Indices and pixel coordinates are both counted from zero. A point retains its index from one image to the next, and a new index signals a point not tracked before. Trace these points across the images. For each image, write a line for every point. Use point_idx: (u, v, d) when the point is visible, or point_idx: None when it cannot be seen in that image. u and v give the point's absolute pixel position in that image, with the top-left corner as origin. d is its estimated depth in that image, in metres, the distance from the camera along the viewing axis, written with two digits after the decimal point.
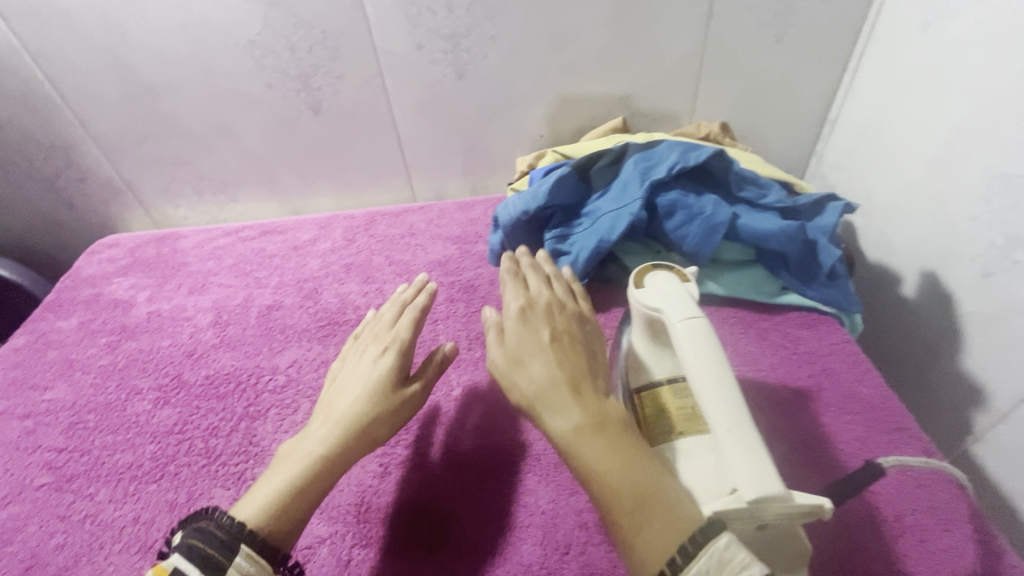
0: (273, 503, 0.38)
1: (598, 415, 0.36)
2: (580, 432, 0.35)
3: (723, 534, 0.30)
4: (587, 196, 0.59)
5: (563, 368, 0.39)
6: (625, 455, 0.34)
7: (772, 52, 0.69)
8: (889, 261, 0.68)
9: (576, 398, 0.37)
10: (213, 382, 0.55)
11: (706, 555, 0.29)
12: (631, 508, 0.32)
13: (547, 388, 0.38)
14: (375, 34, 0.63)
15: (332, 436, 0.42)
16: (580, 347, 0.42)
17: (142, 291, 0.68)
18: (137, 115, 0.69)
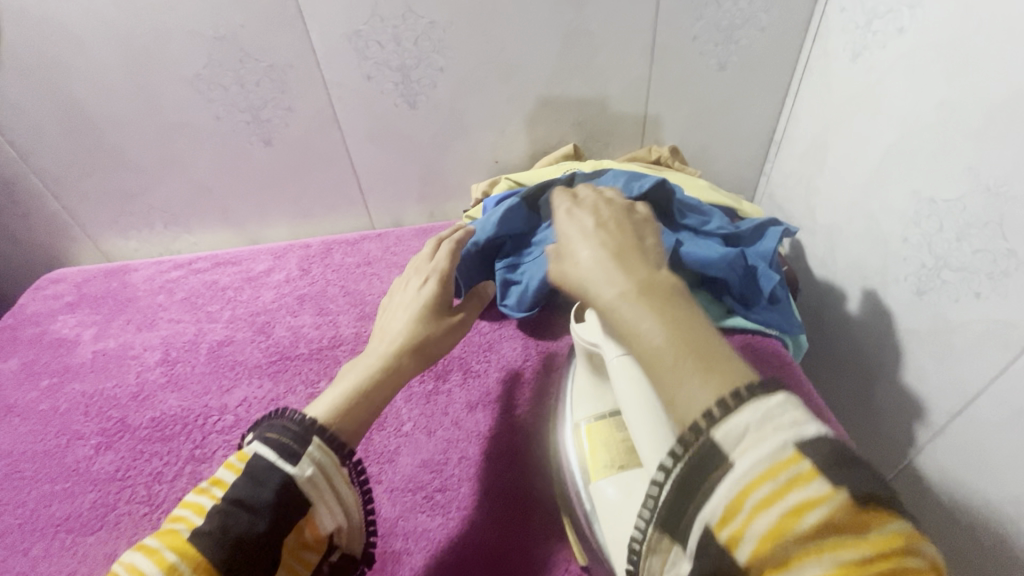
0: (342, 403, 0.40)
1: (644, 279, 0.33)
2: (624, 298, 0.32)
3: (776, 392, 0.27)
4: (537, 225, 0.60)
5: (610, 250, 0.36)
6: (677, 320, 0.30)
7: (716, 79, 0.71)
8: (833, 279, 0.71)
9: (624, 269, 0.34)
10: (159, 424, 0.54)
11: (751, 408, 0.27)
12: (669, 361, 0.29)
13: (592, 272, 0.35)
14: (323, 66, 0.64)
15: (393, 349, 0.45)
16: (627, 233, 0.37)
17: (87, 328, 0.66)
18: (80, 150, 0.68)
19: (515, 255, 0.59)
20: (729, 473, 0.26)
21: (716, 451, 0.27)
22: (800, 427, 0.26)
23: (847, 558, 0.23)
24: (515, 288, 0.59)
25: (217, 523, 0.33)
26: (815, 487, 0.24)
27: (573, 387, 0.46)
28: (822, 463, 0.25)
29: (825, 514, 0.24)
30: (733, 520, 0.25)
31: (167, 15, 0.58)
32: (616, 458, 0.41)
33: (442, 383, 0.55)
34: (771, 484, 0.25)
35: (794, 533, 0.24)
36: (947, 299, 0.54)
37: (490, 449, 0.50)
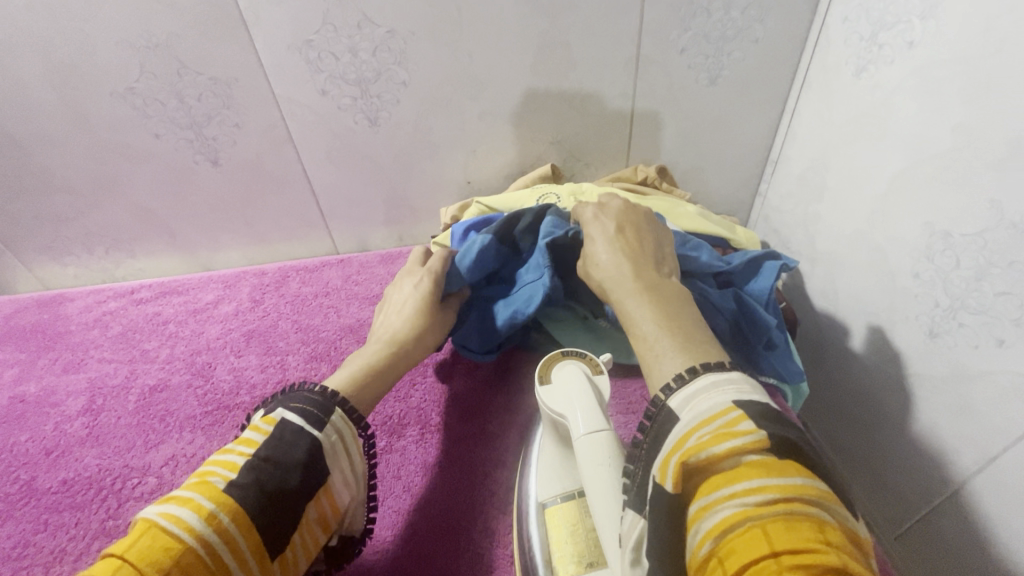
0: (359, 376, 0.42)
1: (652, 284, 0.40)
2: (632, 295, 0.40)
3: (733, 371, 0.32)
4: (512, 264, 0.53)
5: (626, 252, 0.43)
6: (671, 317, 0.37)
7: (706, 96, 0.65)
8: (835, 312, 0.65)
9: (636, 269, 0.42)
10: (70, 488, 0.47)
11: (702, 379, 0.32)
12: (659, 341, 0.36)
13: (605, 266, 0.43)
14: (273, 80, 0.58)
15: (395, 346, 0.46)
16: (640, 234, 0.45)
17: (8, 369, 0.59)
18: (6, 172, 0.62)
19: (485, 298, 0.53)
20: (674, 426, 0.30)
21: (670, 409, 0.31)
22: (742, 393, 0.30)
23: (759, 495, 0.24)
24: (479, 334, 0.52)
25: (252, 478, 0.33)
26: (742, 425, 0.28)
27: (538, 457, 0.40)
28: (751, 413, 0.28)
29: (742, 448, 0.27)
30: (668, 459, 0.29)
31: (89, 22, 0.52)
32: (583, 552, 0.34)
33: (396, 440, 0.49)
34: (705, 426, 0.29)
35: (709, 455, 0.27)
36: (964, 344, 0.48)
37: (441, 525, 0.43)
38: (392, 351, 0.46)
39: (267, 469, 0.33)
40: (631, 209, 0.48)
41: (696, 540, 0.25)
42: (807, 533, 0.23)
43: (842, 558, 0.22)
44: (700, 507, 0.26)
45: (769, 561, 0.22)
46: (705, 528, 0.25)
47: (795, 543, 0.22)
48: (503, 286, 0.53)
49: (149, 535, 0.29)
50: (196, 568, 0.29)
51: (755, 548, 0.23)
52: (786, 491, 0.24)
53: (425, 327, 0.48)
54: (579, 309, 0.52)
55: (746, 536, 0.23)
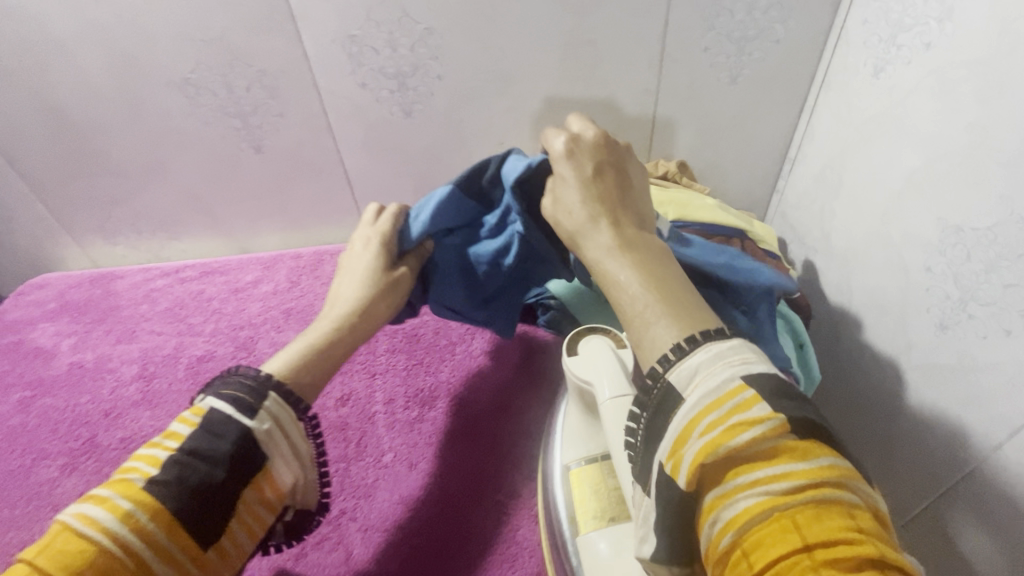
0: (295, 363, 0.41)
1: (630, 245, 0.39)
2: (612, 257, 0.38)
3: (732, 338, 0.33)
4: (476, 211, 0.50)
5: (604, 210, 0.41)
6: (648, 279, 0.37)
7: (727, 93, 0.67)
8: (848, 306, 0.67)
9: (610, 222, 0.40)
10: (129, 445, 0.51)
11: (702, 350, 0.33)
12: (647, 309, 0.36)
13: (576, 217, 0.41)
14: (316, 72, 0.61)
15: (349, 317, 0.46)
16: (612, 178, 0.43)
17: (66, 338, 0.64)
18: (66, 155, 0.66)
19: (452, 249, 0.51)
20: (679, 405, 0.32)
21: (671, 386, 0.32)
22: (750, 366, 0.31)
23: (781, 484, 0.27)
24: (462, 299, 0.52)
25: (173, 473, 0.33)
26: (755, 410, 0.29)
27: (563, 424, 0.43)
28: (763, 393, 0.30)
29: (761, 437, 0.29)
30: (678, 448, 0.30)
31: (151, 16, 0.56)
32: (605, 509, 0.37)
33: (427, 411, 0.52)
34: (717, 412, 0.30)
35: (728, 446, 0.29)
36: (973, 335, 0.50)
37: (473, 489, 0.46)
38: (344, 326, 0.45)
39: (188, 465, 0.34)
40: (607, 147, 0.44)
41: (716, 529, 0.28)
42: (832, 519, 0.26)
43: (862, 537, 0.26)
44: (719, 497, 0.29)
45: (801, 553, 0.25)
46: (727, 519, 0.28)
47: (823, 535, 0.25)
48: (469, 236, 0.50)
49: (65, 536, 0.31)
50: (111, 567, 0.30)
51: (786, 541, 0.26)
52: (808, 476, 0.27)
53: (384, 287, 0.48)
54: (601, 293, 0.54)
55: (775, 528, 0.26)
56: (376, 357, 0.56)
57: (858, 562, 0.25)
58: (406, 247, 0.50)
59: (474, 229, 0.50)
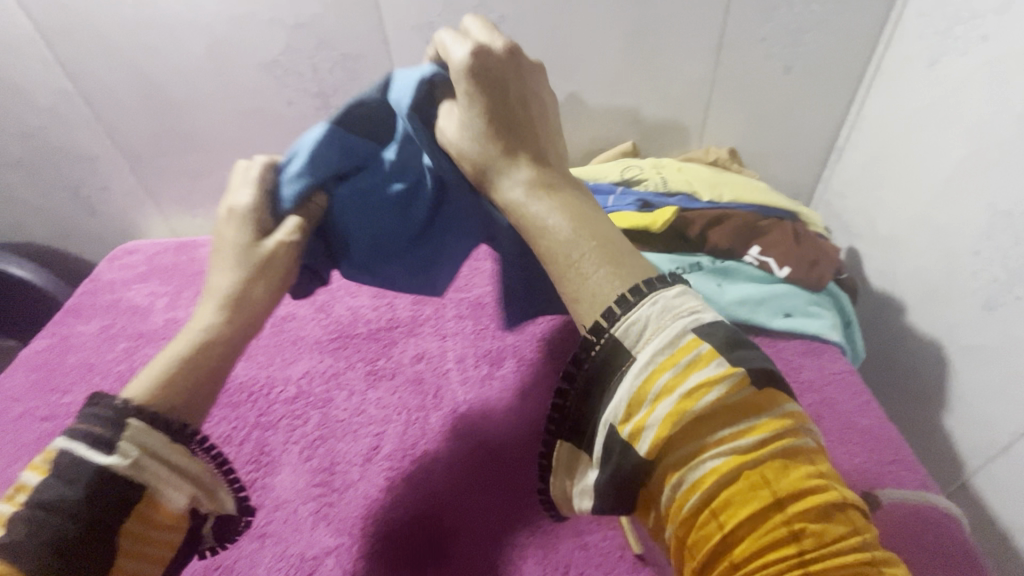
0: (160, 378, 0.35)
1: (549, 185, 0.37)
2: (532, 201, 0.36)
3: (676, 287, 0.33)
4: (369, 149, 0.43)
5: (525, 153, 0.37)
6: (564, 223, 0.35)
7: (780, 83, 0.70)
8: (892, 290, 0.69)
9: (527, 160, 0.37)
10: (226, 390, 0.56)
11: (650, 303, 0.32)
12: (574, 250, 0.34)
13: (485, 153, 0.37)
14: (394, 57, 0.66)
15: (238, 290, 0.40)
16: (521, 102, 0.37)
17: (159, 298, 0.69)
18: (160, 130, 0.72)
19: (353, 194, 0.44)
20: (629, 365, 0.31)
21: (615, 340, 0.32)
22: (700, 316, 0.32)
23: (745, 442, 0.29)
24: (364, 250, 0.47)
25: (22, 531, 0.29)
26: (715, 370, 0.30)
27: None
28: (715, 347, 0.31)
29: (724, 396, 0.30)
30: (637, 414, 0.31)
31: (252, 2, 0.61)
32: None
33: (496, 369, 0.55)
34: (677, 372, 0.30)
35: (694, 410, 0.29)
36: (1019, 315, 0.52)
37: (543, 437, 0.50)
38: (237, 305, 0.40)
39: (40, 520, 0.30)
40: (516, 65, 0.37)
41: (682, 490, 0.29)
42: (791, 468, 0.29)
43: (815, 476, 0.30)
44: (682, 461, 0.30)
45: (767, 503, 0.28)
46: (694, 481, 0.29)
47: (788, 487, 0.28)
48: (365, 180, 0.44)
49: None
50: None
51: (755, 496, 0.28)
52: (769, 429, 0.30)
53: (269, 253, 0.41)
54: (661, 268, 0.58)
55: (744, 486, 0.29)
56: (445, 321, 0.60)
57: (819, 506, 0.28)
58: (288, 208, 0.43)
59: (374, 171, 0.44)
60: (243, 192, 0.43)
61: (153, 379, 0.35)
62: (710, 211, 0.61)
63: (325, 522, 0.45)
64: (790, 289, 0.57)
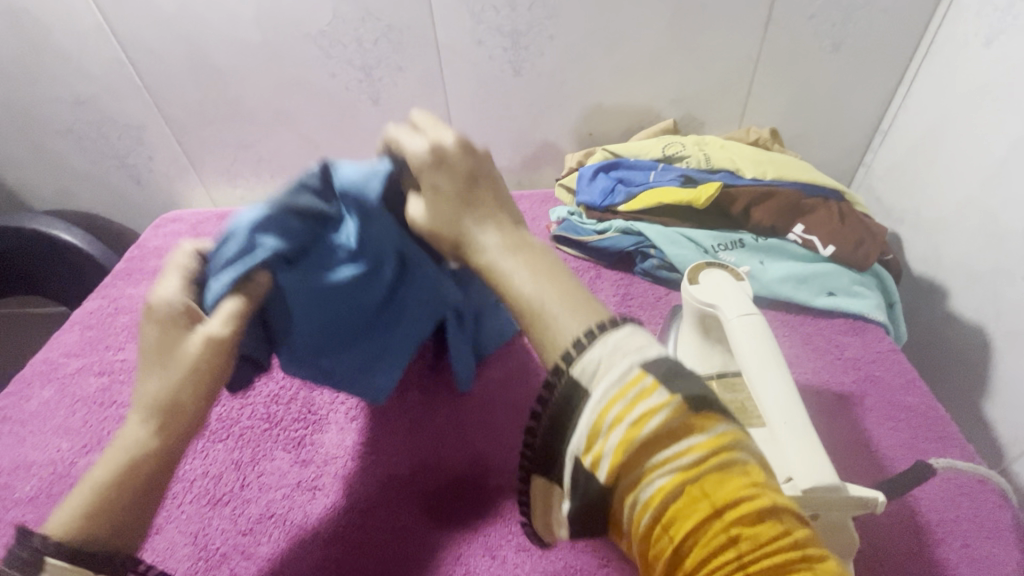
0: (81, 508, 0.29)
1: (517, 244, 0.33)
2: (500, 252, 0.32)
3: (625, 325, 0.28)
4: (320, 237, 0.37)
5: (491, 215, 0.33)
6: (535, 291, 0.30)
7: (826, 62, 0.69)
8: (934, 276, 0.68)
9: (485, 220, 0.33)
10: None
11: (602, 343, 0.28)
12: (544, 310, 0.30)
13: (454, 216, 0.33)
14: (438, 30, 0.66)
15: (167, 400, 0.31)
16: (476, 170, 0.34)
17: None
18: (207, 100, 0.73)
19: (299, 288, 0.36)
20: (585, 401, 0.27)
21: (572, 380, 0.28)
22: (644, 351, 0.27)
23: (687, 459, 0.25)
24: (312, 339, 0.39)
25: None
26: (658, 397, 0.26)
27: (677, 347, 0.47)
28: (659, 375, 0.26)
29: (668, 419, 0.25)
30: (594, 444, 0.27)
31: None
32: None
33: None
34: (622, 401, 0.26)
35: (640, 438, 0.25)
36: None
37: None
38: (167, 422, 0.31)
39: None
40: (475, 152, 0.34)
41: (635, 509, 0.26)
42: (736, 480, 0.24)
43: (767, 495, 0.24)
44: (632, 485, 0.26)
45: (715, 521, 0.24)
46: (644, 500, 0.25)
47: (731, 497, 0.24)
48: (315, 270, 0.36)
49: None
50: None
51: (700, 513, 0.24)
52: (713, 445, 0.25)
53: (200, 357, 0.32)
54: (702, 243, 0.59)
55: (689, 506, 0.24)
56: None
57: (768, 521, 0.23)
58: (215, 300, 0.33)
59: (326, 256, 0.37)
60: (167, 281, 0.35)
61: (71, 511, 0.29)
62: (754, 187, 0.60)
63: (374, 477, 0.46)
64: (834, 268, 0.57)
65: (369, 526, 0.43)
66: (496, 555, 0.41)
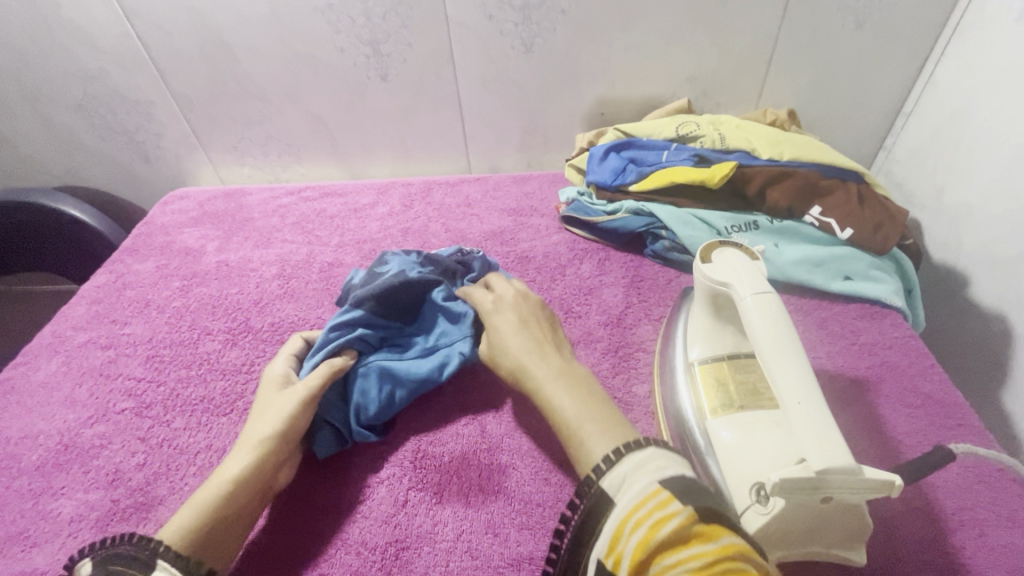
0: (197, 522, 0.36)
1: (562, 368, 0.39)
2: (548, 377, 0.38)
3: (647, 446, 0.32)
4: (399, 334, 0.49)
5: (535, 342, 0.41)
6: (570, 409, 0.36)
7: (849, 40, 0.67)
8: (954, 263, 0.66)
9: (533, 351, 0.40)
10: (279, 329, 0.57)
11: (626, 461, 0.31)
12: (580, 429, 0.35)
13: (508, 342, 0.41)
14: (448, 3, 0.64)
15: (273, 435, 0.41)
16: (526, 312, 0.44)
17: (210, 242, 0.71)
18: (214, 76, 0.72)
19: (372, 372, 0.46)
20: (611, 509, 0.30)
21: (600, 491, 0.31)
22: (664, 469, 0.30)
23: (698, 563, 0.25)
24: (378, 411, 0.45)
25: None
26: (674, 506, 0.28)
27: (688, 329, 0.46)
28: (676, 491, 0.29)
29: (680, 525, 0.27)
30: (616, 546, 0.28)
31: None
32: (735, 398, 0.40)
33: None
34: (642, 508, 0.28)
35: (657, 540, 0.27)
36: None
37: None
38: (269, 449, 0.41)
39: None
40: (524, 299, 0.46)
41: None
42: None
43: None
44: None
45: None
46: None
47: None
48: (392, 352, 0.48)
49: None
50: None
51: None
52: (721, 554, 0.26)
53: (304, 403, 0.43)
54: (715, 224, 0.57)
55: None
56: None
57: None
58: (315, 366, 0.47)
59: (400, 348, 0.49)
60: (285, 365, 0.48)
61: (189, 522, 0.36)
62: (771, 167, 0.58)
63: (376, 454, 0.45)
64: (851, 251, 0.55)
65: (370, 503, 0.42)
66: (498, 532, 0.40)
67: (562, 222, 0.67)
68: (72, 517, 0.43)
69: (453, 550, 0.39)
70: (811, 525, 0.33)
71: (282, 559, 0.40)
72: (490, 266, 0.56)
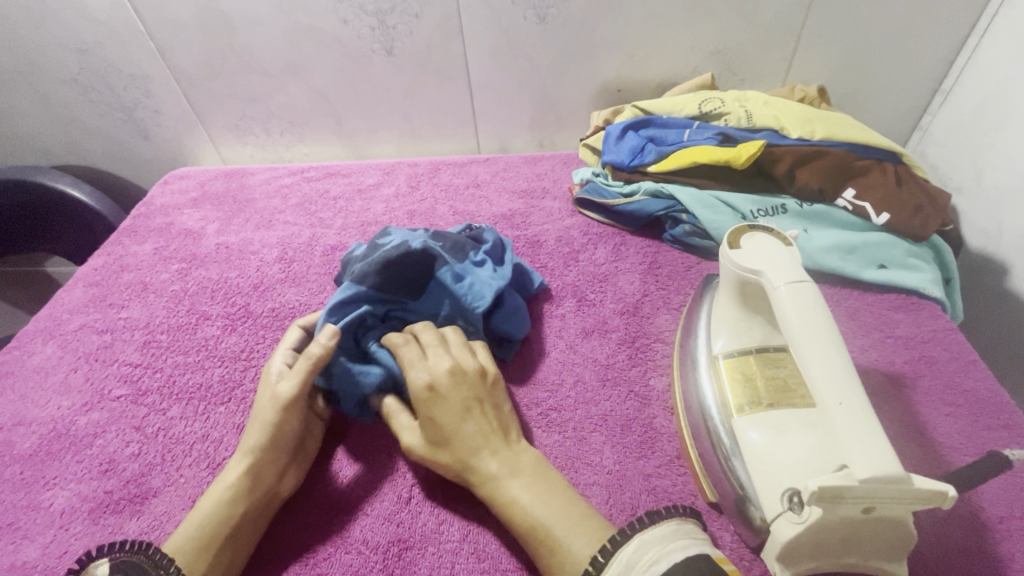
0: (198, 533, 0.35)
1: (513, 463, 0.37)
2: (500, 480, 0.36)
3: (630, 540, 0.31)
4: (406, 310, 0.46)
5: (482, 439, 0.37)
6: (540, 507, 0.34)
7: (888, 8, 0.62)
8: (994, 251, 0.62)
9: (480, 451, 0.37)
10: (280, 314, 0.55)
11: (615, 562, 0.30)
12: (548, 530, 0.33)
13: (450, 447, 0.37)
14: None
15: (263, 437, 0.39)
16: (469, 397, 0.38)
17: (211, 223, 0.68)
18: (214, 49, 0.69)
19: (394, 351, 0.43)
20: None
21: None
22: (656, 563, 0.30)
23: None
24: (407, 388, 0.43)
25: None
26: None
27: (712, 320, 0.43)
28: None
29: None
30: None
31: None
32: (763, 395, 0.37)
33: (555, 308, 0.53)
34: None
35: None
36: None
37: (607, 378, 0.46)
38: (265, 452, 0.39)
39: None
40: (467, 376, 0.39)
41: None
42: None
43: None
44: None
45: None
46: None
47: None
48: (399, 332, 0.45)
49: None
50: None
51: None
52: None
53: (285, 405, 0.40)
54: (741, 208, 0.54)
55: None
56: None
57: None
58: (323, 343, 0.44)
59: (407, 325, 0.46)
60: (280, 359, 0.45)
61: (191, 535, 0.35)
62: (801, 147, 0.54)
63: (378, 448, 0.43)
64: (885, 238, 0.51)
65: (373, 499, 0.40)
66: (506, 534, 0.38)
67: (576, 205, 0.63)
68: (64, 508, 0.42)
69: (459, 551, 0.37)
70: (850, 534, 0.30)
71: (281, 557, 0.38)
72: (501, 243, 0.54)
